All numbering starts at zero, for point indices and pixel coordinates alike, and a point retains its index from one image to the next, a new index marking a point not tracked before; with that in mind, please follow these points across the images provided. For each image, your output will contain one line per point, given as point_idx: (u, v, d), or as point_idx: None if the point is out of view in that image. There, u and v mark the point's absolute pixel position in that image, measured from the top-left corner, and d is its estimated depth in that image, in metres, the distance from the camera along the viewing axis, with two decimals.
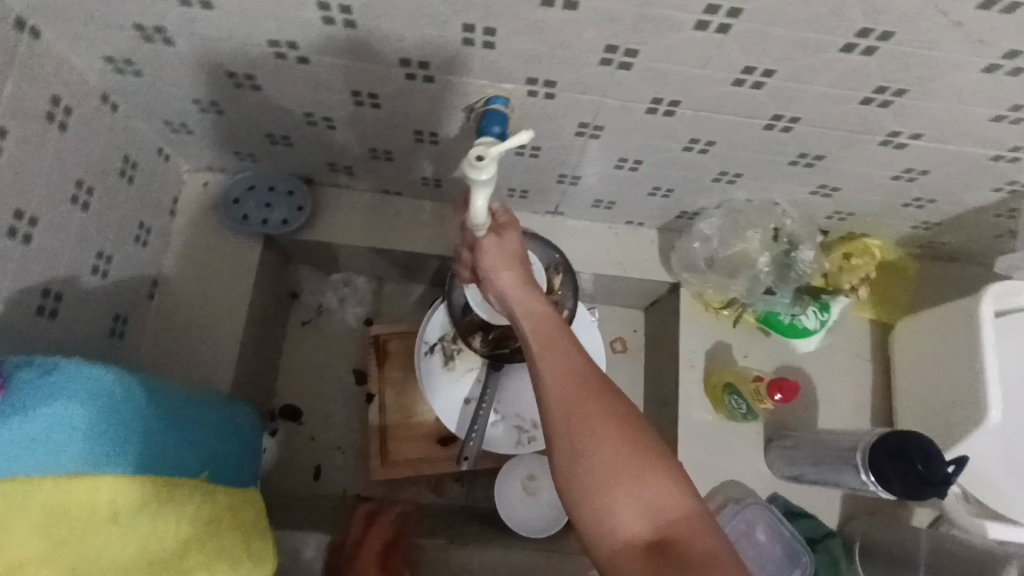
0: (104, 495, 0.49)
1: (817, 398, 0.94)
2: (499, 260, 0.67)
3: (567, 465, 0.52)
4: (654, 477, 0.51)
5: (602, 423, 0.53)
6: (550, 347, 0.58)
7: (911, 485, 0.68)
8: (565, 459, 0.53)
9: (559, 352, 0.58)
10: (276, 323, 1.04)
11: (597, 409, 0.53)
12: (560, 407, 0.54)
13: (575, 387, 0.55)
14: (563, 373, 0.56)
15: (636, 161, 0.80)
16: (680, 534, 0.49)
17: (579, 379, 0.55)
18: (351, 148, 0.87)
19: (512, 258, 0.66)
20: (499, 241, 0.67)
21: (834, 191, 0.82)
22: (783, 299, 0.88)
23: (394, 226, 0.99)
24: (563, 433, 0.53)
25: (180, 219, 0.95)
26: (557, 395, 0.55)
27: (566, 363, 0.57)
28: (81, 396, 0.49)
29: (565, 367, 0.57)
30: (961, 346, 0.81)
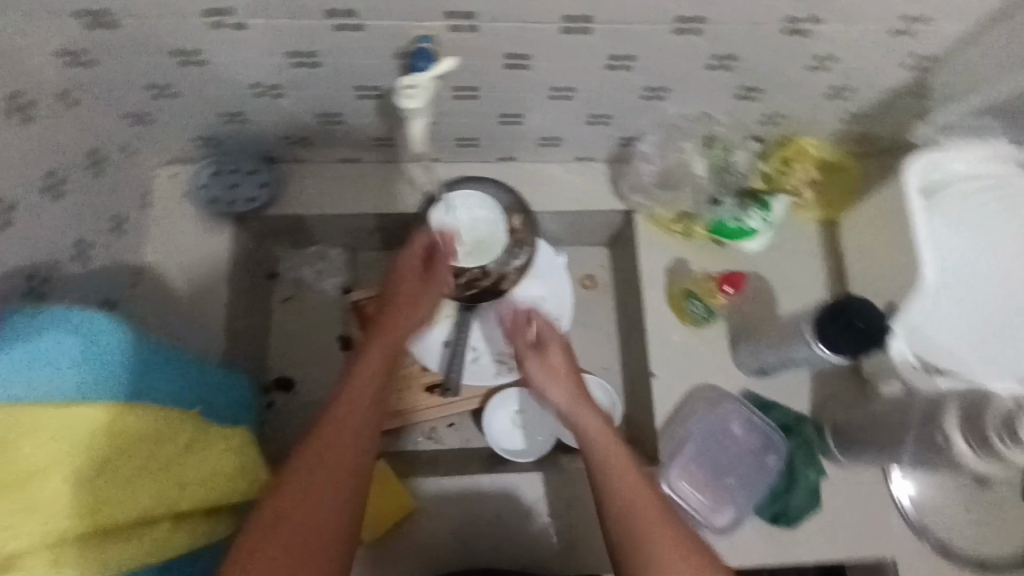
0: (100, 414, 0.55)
1: (776, 297, 0.98)
2: (547, 372, 0.84)
3: (627, 541, 0.65)
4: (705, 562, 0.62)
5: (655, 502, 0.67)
6: (605, 435, 0.74)
7: (860, 343, 0.74)
8: (623, 530, 0.66)
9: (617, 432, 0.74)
10: (258, 300, 1.09)
11: (648, 490, 0.68)
12: (625, 511, 0.66)
13: (640, 492, 0.67)
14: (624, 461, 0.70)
15: (568, 88, 0.85)
16: None
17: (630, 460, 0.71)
18: (303, 116, 0.91)
19: (562, 377, 0.83)
20: (544, 356, 0.85)
21: (758, 92, 0.87)
22: (727, 205, 0.95)
23: (355, 191, 1.03)
24: (624, 516, 0.66)
25: (154, 210, 1.00)
26: (622, 495, 0.68)
27: (618, 445, 0.73)
28: (71, 330, 0.57)
29: (618, 441, 0.74)
30: (896, 219, 0.86)
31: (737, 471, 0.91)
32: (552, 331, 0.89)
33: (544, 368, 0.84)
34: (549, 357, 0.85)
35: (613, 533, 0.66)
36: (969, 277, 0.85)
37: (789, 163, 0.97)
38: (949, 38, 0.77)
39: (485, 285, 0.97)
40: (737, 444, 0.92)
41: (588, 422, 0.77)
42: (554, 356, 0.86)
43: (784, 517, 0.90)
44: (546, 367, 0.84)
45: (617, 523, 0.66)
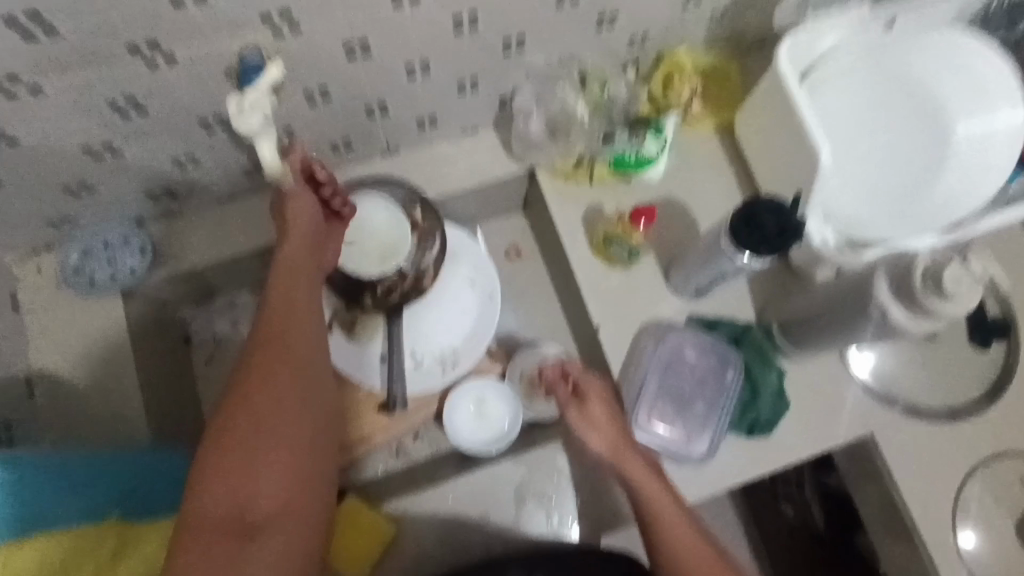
0: None
1: (693, 214, 0.97)
2: (587, 424, 0.83)
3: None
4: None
5: (708, 559, 0.74)
6: (656, 495, 0.78)
7: (776, 242, 0.73)
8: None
9: (668, 503, 0.77)
10: (177, 370, 1.01)
11: (711, 561, 0.74)
12: None
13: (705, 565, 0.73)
14: (682, 534, 0.75)
15: (423, 62, 0.80)
16: None
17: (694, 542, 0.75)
18: (155, 167, 0.84)
19: (603, 427, 0.83)
20: (585, 408, 0.84)
21: (617, 17, 0.83)
22: (622, 137, 0.94)
23: (243, 229, 0.96)
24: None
25: (28, 310, 0.91)
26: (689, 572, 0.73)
27: (675, 508, 0.77)
28: None
29: (666, 497, 0.78)
30: (780, 109, 0.85)
31: (699, 394, 0.92)
32: (589, 377, 0.86)
33: (585, 420, 0.84)
34: (589, 409, 0.84)
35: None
36: (865, 144, 0.84)
37: (671, 81, 0.94)
38: None
39: (406, 288, 0.91)
40: (693, 369, 0.93)
41: (639, 475, 0.79)
42: (594, 407, 0.84)
43: (757, 426, 0.90)
44: (583, 417, 0.84)
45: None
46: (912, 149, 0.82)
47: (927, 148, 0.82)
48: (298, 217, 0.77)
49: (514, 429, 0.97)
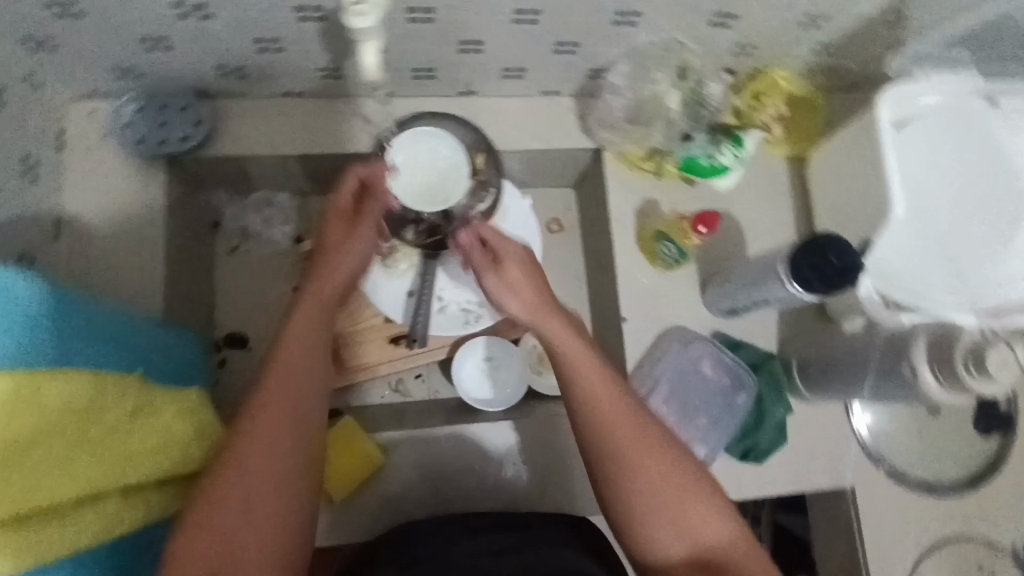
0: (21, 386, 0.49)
1: (744, 235, 0.98)
2: (504, 286, 0.74)
3: (632, 518, 0.67)
4: (701, 510, 0.66)
5: (648, 451, 0.67)
6: (591, 393, 0.69)
7: (832, 281, 0.73)
8: (623, 519, 0.68)
9: (605, 384, 0.70)
10: (201, 251, 1.00)
11: (650, 452, 0.67)
12: (613, 441, 0.68)
13: (633, 438, 0.68)
14: (613, 404, 0.69)
15: (535, 12, 0.78)
16: (723, 556, 0.66)
17: (628, 426, 0.68)
18: (236, 43, 0.81)
19: (519, 287, 0.74)
20: (503, 270, 0.74)
21: (733, 19, 0.82)
22: (700, 142, 0.92)
23: (304, 129, 0.94)
24: (619, 482, 0.67)
25: (72, 152, 0.89)
26: (616, 438, 0.68)
27: (609, 387, 0.70)
28: None
29: (594, 376, 0.70)
30: (866, 154, 0.85)
31: (706, 410, 0.93)
32: (498, 232, 0.77)
33: (500, 282, 0.74)
34: (505, 271, 0.74)
35: (614, 512, 0.68)
36: (938, 208, 0.85)
37: (760, 97, 0.94)
38: None
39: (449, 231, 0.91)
40: (707, 383, 0.93)
41: (558, 333, 0.72)
42: (512, 272, 0.74)
43: (753, 453, 0.92)
44: (501, 279, 0.74)
45: (618, 493, 0.67)
46: (978, 221, 0.85)
47: (992, 223, 0.84)
48: (335, 253, 0.79)
49: (517, 397, 0.98)
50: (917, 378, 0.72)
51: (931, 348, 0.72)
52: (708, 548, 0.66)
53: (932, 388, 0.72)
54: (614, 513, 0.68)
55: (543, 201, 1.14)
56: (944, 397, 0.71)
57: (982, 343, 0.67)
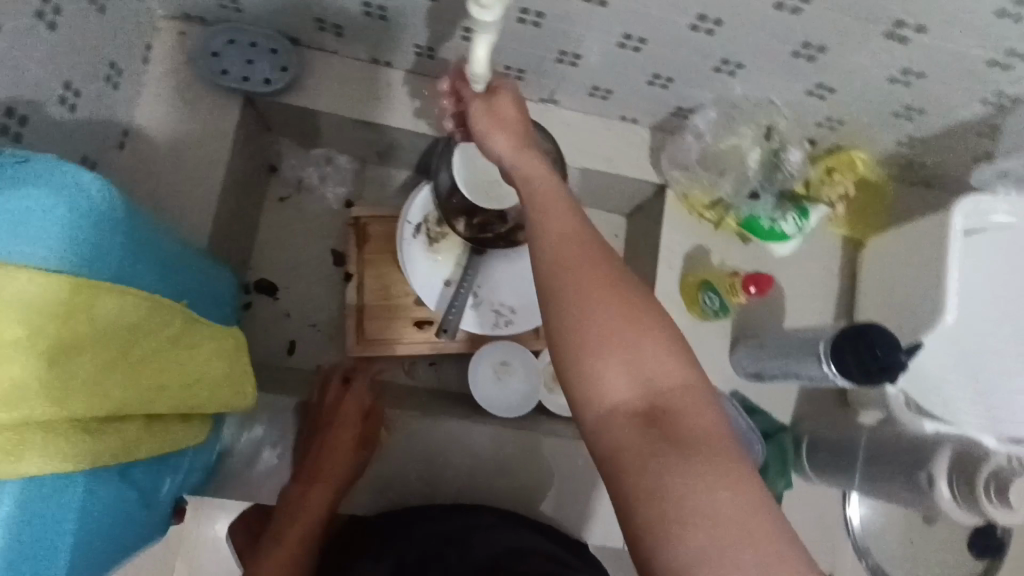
0: (92, 302, 0.49)
1: (784, 305, 0.98)
2: (491, 119, 0.66)
3: (571, 359, 0.52)
4: (656, 351, 0.52)
5: (600, 269, 0.54)
6: (548, 196, 0.59)
7: (870, 373, 0.73)
8: (573, 346, 0.52)
9: (563, 214, 0.57)
10: (252, 193, 1.00)
11: (601, 274, 0.54)
12: (561, 272, 0.54)
13: (578, 251, 0.54)
14: (563, 235, 0.56)
15: (640, 39, 0.78)
16: (671, 404, 0.51)
17: (582, 247, 0.55)
18: (343, 1, 0.82)
19: (507, 123, 0.66)
20: (493, 103, 0.67)
21: (830, 92, 0.82)
22: (766, 203, 0.91)
23: (383, 98, 0.95)
24: (568, 309, 0.52)
25: (154, 68, 0.89)
26: (557, 257, 0.55)
27: (572, 226, 0.57)
28: (57, 190, 0.49)
29: (562, 219, 0.57)
30: (931, 257, 0.84)
31: None
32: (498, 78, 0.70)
33: (489, 114, 0.66)
34: (498, 103, 0.67)
35: (561, 351, 0.53)
36: (987, 325, 0.85)
37: (832, 173, 0.93)
38: None
39: (500, 232, 0.91)
40: None
41: (529, 167, 0.62)
42: (504, 105, 0.67)
43: None
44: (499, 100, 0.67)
45: (574, 337, 0.52)
46: (1019, 348, 0.84)
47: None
48: (339, 435, 0.89)
49: (523, 409, 0.97)
50: (932, 487, 0.71)
51: (953, 460, 0.71)
52: (663, 392, 0.52)
53: (946, 502, 0.70)
54: (559, 344, 0.53)
55: (592, 223, 1.14)
56: (957, 513, 0.70)
57: (1008, 469, 0.66)
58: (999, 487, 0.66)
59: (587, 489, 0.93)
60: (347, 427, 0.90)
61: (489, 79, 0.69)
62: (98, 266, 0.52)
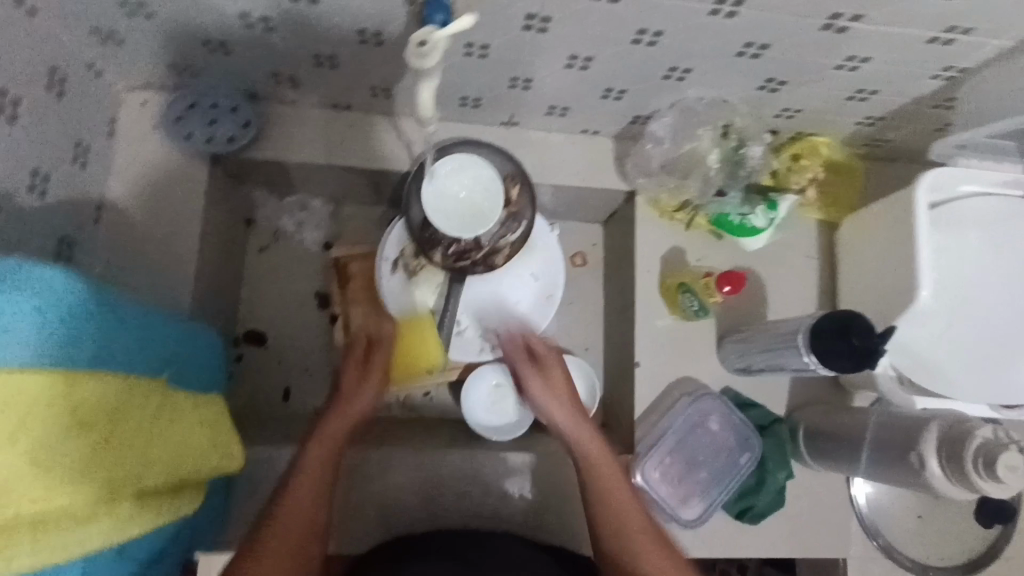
0: (81, 394, 0.51)
1: (766, 296, 0.99)
2: (547, 393, 0.85)
3: (611, 547, 0.74)
4: None
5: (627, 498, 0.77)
6: (594, 462, 0.79)
7: (850, 360, 0.73)
8: (612, 535, 0.74)
9: (619, 494, 0.77)
10: (232, 247, 1.02)
11: (632, 510, 0.76)
12: (619, 537, 0.74)
13: (640, 528, 0.74)
14: (626, 515, 0.75)
15: (587, 58, 0.79)
16: None
17: (633, 516, 0.75)
18: (294, 55, 0.83)
19: (560, 400, 0.85)
20: (545, 375, 0.86)
21: (782, 85, 0.82)
22: (733, 200, 0.92)
23: (346, 141, 0.96)
24: (613, 530, 0.75)
25: (121, 139, 0.91)
26: (618, 530, 0.74)
27: (612, 467, 0.79)
28: (34, 291, 0.50)
29: (604, 471, 0.78)
30: (902, 236, 0.85)
31: (706, 462, 0.93)
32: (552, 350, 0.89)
33: (542, 382, 0.86)
34: (548, 372, 0.87)
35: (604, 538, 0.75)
36: (973, 297, 0.84)
37: (798, 160, 0.96)
38: (987, 51, 0.74)
39: (477, 258, 0.93)
40: (712, 439, 0.94)
41: (588, 442, 0.81)
42: (552, 371, 0.87)
43: (748, 513, 0.92)
44: (537, 374, 0.87)
45: (619, 542, 0.74)
46: (1011, 314, 0.84)
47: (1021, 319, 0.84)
48: (347, 408, 0.83)
49: (521, 428, 0.98)
50: (924, 466, 0.74)
51: (942, 440, 0.73)
52: None
53: (940, 479, 0.72)
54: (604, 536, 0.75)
55: (570, 234, 1.15)
56: (950, 489, 0.72)
57: (995, 443, 0.67)
58: (988, 463, 0.66)
59: None
60: (384, 347, 0.89)
61: (538, 348, 0.89)
62: (81, 356, 0.53)
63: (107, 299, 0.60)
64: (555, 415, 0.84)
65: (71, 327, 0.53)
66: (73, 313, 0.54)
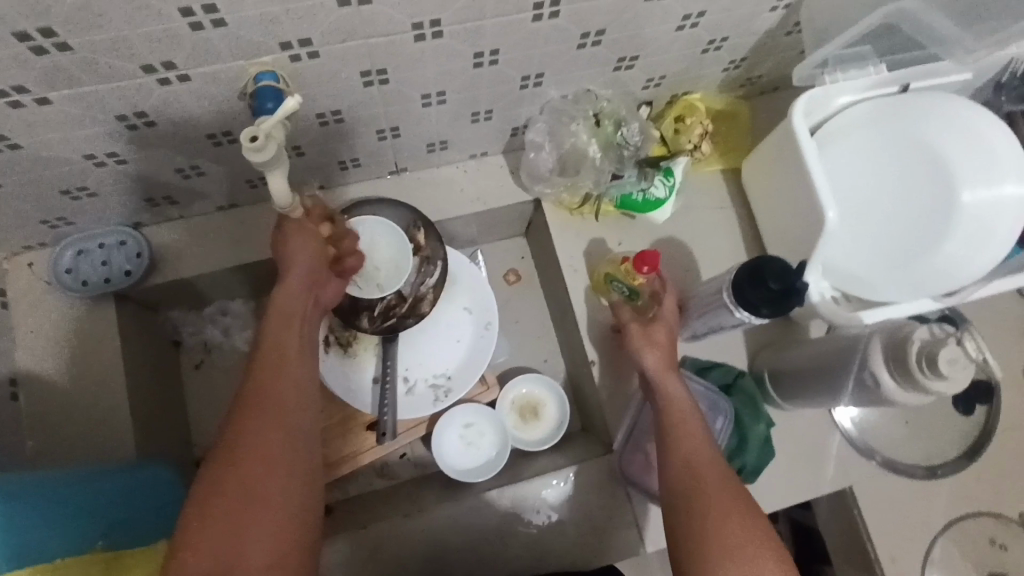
0: None
1: (695, 257, 0.99)
2: (647, 341, 0.83)
3: (682, 488, 0.67)
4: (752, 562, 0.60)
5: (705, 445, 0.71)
6: (681, 415, 0.75)
7: (776, 304, 0.73)
8: (687, 477, 0.68)
9: (697, 439, 0.71)
10: (164, 374, 1.00)
11: (706, 451, 0.70)
12: (690, 477, 0.68)
13: (711, 471, 0.68)
14: (705, 458, 0.69)
15: (439, 93, 0.79)
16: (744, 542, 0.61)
17: (708, 463, 0.69)
18: (159, 176, 0.82)
19: (662, 348, 0.82)
20: (649, 328, 0.84)
21: (636, 60, 0.83)
22: (631, 178, 0.92)
23: (242, 238, 0.95)
24: (690, 472, 0.68)
25: (17, 308, 0.89)
26: (691, 470, 0.68)
27: (693, 420, 0.74)
28: None
29: (694, 424, 0.74)
30: (794, 166, 0.86)
31: None
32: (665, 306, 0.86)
33: (645, 336, 0.83)
34: (654, 329, 0.84)
35: (675, 479, 0.69)
36: (869, 201, 0.85)
37: (682, 120, 0.96)
38: None
39: (404, 311, 0.92)
40: None
41: (675, 394, 0.77)
42: (660, 332, 0.84)
43: (742, 474, 0.91)
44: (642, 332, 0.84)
45: (690, 482, 0.67)
46: (919, 208, 0.82)
47: (931, 206, 0.81)
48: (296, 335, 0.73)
49: (504, 459, 0.97)
50: (878, 383, 0.72)
51: (885, 350, 0.72)
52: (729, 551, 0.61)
53: (894, 390, 0.71)
54: (676, 475, 0.69)
55: (496, 255, 1.14)
56: (907, 396, 0.71)
57: (933, 342, 0.67)
58: (931, 362, 0.66)
59: (588, 511, 0.93)
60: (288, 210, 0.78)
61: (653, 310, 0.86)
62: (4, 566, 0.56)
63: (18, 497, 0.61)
64: (645, 356, 0.81)
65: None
66: None
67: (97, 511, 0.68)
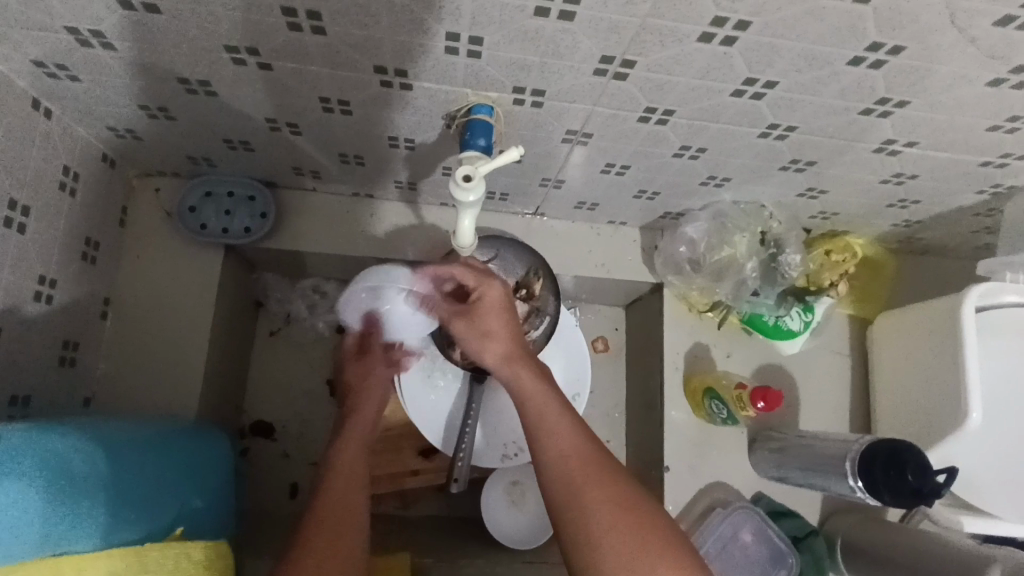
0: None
1: (799, 395, 0.95)
2: (475, 330, 0.70)
3: (561, 498, 0.57)
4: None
5: (568, 428, 0.61)
6: (534, 399, 0.64)
7: (902, 497, 0.69)
8: (558, 474, 0.58)
9: (555, 433, 0.60)
10: (243, 334, 0.98)
11: (569, 439, 0.59)
12: (562, 484, 0.57)
13: (578, 471, 0.57)
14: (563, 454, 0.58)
15: (623, 166, 0.77)
16: None
17: (581, 465, 0.57)
18: (321, 155, 0.81)
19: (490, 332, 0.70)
20: (473, 310, 0.71)
21: (822, 194, 0.81)
22: (767, 301, 0.89)
23: (367, 230, 0.93)
24: (563, 473, 0.57)
25: (131, 230, 0.87)
26: (555, 473, 0.58)
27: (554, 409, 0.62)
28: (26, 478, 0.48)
29: (542, 397, 0.64)
30: (946, 349, 0.80)
31: None
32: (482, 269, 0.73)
33: (469, 323, 0.71)
34: (479, 307, 0.71)
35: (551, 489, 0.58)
36: (1004, 409, 0.81)
37: (830, 255, 0.90)
38: None
39: None
40: (748, 553, 0.87)
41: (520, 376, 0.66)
42: (487, 309, 0.71)
43: None
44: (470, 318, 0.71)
45: (561, 494, 0.57)
46: None
47: None
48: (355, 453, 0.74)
49: (552, 528, 0.93)
50: None
51: None
52: None
53: None
54: (550, 477, 0.58)
55: (591, 318, 1.12)
56: None
57: None
58: None
59: None
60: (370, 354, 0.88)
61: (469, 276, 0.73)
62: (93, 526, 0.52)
63: (129, 449, 0.60)
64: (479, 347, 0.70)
65: (55, 494, 0.50)
66: (80, 483, 0.53)
67: (193, 476, 0.68)
